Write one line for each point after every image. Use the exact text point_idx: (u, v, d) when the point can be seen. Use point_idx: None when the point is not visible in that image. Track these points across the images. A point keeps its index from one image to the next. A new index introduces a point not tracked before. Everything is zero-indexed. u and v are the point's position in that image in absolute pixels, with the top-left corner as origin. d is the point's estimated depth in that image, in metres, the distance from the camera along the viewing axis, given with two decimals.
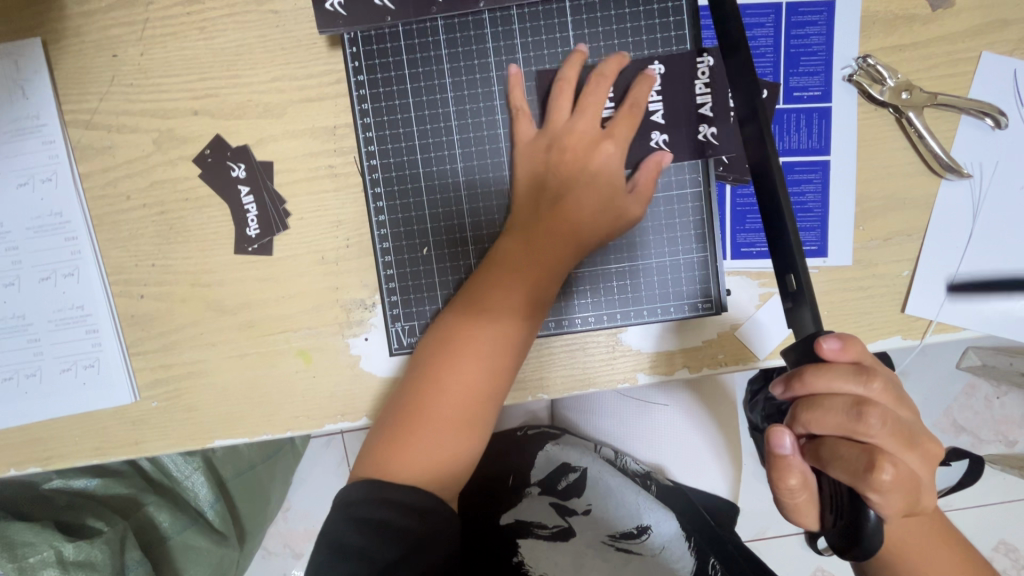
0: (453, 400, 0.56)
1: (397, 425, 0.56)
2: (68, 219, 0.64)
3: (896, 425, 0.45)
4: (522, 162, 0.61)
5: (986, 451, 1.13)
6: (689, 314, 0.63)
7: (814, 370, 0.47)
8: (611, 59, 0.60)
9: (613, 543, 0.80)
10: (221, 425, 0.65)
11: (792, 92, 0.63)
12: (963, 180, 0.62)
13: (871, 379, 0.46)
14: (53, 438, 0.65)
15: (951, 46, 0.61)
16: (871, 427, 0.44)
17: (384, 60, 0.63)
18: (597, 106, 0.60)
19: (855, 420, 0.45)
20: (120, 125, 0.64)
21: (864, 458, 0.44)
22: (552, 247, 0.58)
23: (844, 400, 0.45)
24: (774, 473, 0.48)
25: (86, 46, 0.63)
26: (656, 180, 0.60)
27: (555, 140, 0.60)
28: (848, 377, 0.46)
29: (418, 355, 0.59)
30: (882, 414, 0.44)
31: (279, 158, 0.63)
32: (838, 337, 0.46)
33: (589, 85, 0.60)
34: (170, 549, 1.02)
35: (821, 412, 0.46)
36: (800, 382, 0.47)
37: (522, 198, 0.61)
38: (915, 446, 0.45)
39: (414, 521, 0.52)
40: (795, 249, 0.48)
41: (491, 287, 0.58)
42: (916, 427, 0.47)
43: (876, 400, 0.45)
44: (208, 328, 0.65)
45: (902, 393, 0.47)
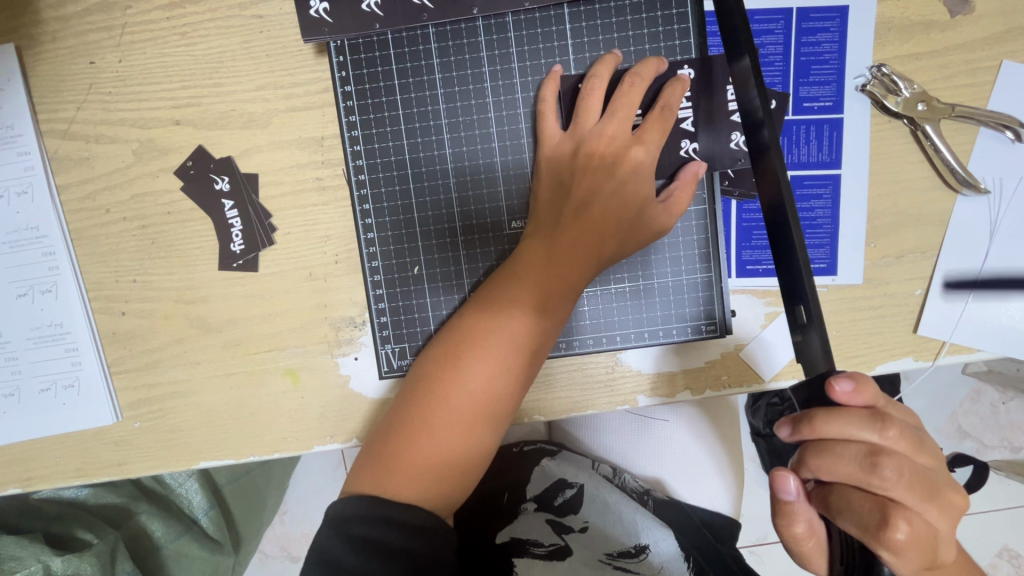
0: (469, 396, 0.53)
1: (411, 417, 0.53)
2: (45, 233, 0.61)
3: (913, 477, 0.42)
4: (545, 163, 0.58)
5: (989, 458, 1.09)
6: (692, 337, 0.60)
7: (825, 414, 0.44)
8: (647, 61, 0.57)
9: (611, 561, 0.79)
10: (206, 446, 0.63)
11: (801, 103, 0.60)
12: (981, 196, 0.59)
13: (887, 426, 0.43)
14: (31, 460, 0.63)
15: (970, 54, 0.58)
16: (887, 480, 0.42)
17: (373, 70, 0.60)
18: (631, 109, 0.56)
19: (869, 472, 0.42)
20: (99, 136, 0.61)
21: (876, 512, 0.42)
22: (574, 242, 0.55)
23: (856, 449, 0.43)
24: (779, 519, 0.46)
25: (62, 53, 0.60)
26: (691, 192, 0.57)
27: (582, 142, 0.56)
28: (863, 423, 0.43)
29: (438, 348, 0.56)
30: (899, 466, 0.42)
31: (264, 171, 0.61)
32: (850, 378, 0.43)
33: (623, 86, 0.56)
34: (164, 558, 0.98)
35: (831, 459, 0.43)
36: (809, 427, 0.44)
37: (548, 187, 0.58)
38: (936, 499, 0.42)
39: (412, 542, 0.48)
40: (801, 267, 0.46)
41: (511, 281, 0.56)
42: (937, 475, 0.44)
43: (893, 450, 0.42)
44: (191, 346, 0.62)
45: (921, 438, 0.45)
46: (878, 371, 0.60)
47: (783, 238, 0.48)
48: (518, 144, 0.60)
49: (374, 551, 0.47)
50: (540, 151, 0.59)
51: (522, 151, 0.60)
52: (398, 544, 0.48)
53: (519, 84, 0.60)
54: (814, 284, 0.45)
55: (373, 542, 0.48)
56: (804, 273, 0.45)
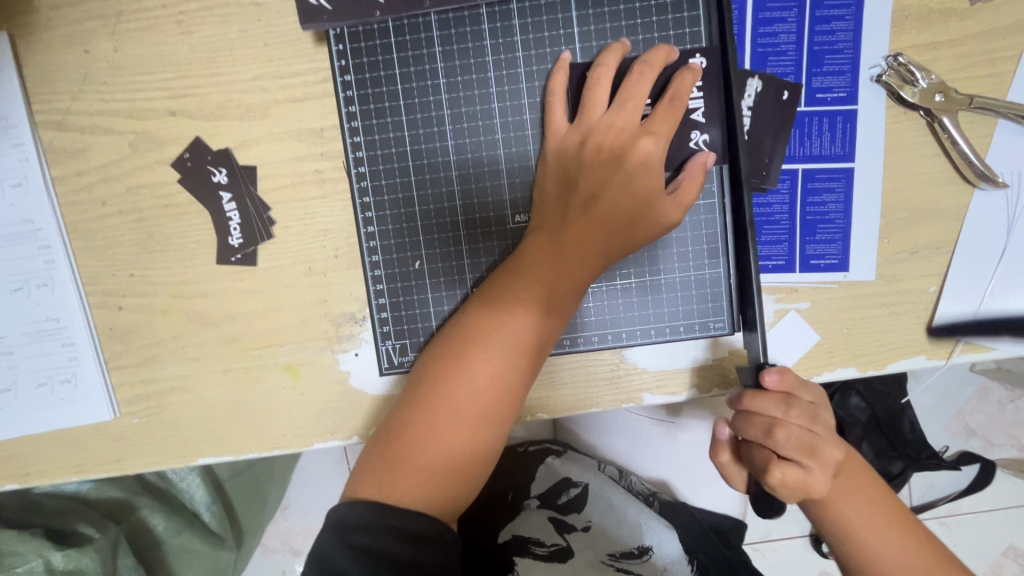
0: (468, 400, 0.52)
1: (408, 422, 0.52)
2: (40, 227, 0.60)
3: (804, 444, 0.48)
4: (551, 157, 0.57)
5: (995, 456, 1.08)
6: (700, 335, 0.59)
7: (752, 393, 0.49)
8: (656, 49, 0.55)
9: (613, 563, 0.77)
10: (205, 443, 0.62)
11: (814, 94, 0.58)
12: (999, 190, 0.57)
13: (793, 406, 0.48)
14: (28, 456, 0.62)
15: (989, 44, 0.56)
16: (779, 445, 0.48)
17: (374, 59, 0.59)
18: (641, 100, 0.54)
19: (767, 437, 0.49)
20: (95, 127, 0.60)
21: (763, 462, 0.49)
22: (576, 241, 0.54)
23: (764, 421, 0.49)
24: (710, 451, 0.56)
25: (56, 42, 0.59)
26: (700, 184, 0.55)
27: (589, 134, 0.55)
28: (774, 403, 0.48)
29: (435, 351, 0.55)
30: (791, 435, 0.48)
31: (262, 163, 0.59)
32: (778, 371, 0.48)
33: (632, 76, 0.55)
34: (166, 552, 0.97)
35: (744, 423, 0.50)
36: (735, 399, 0.50)
37: (551, 185, 0.56)
38: (822, 460, 0.48)
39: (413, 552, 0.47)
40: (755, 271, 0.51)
41: (511, 281, 0.54)
42: (830, 441, 0.49)
43: (792, 423, 0.48)
44: (189, 341, 0.61)
45: (823, 411, 0.50)
46: (890, 369, 0.59)
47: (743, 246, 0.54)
48: (523, 136, 0.59)
49: (378, 560, 0.46)
50: (545, 144, 0.57)
51: (527, 144, 0.59)
52: (402, 553, 0.47)
53: (524, 74, 0.58)
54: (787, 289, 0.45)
55: (375, 552, 0.46)
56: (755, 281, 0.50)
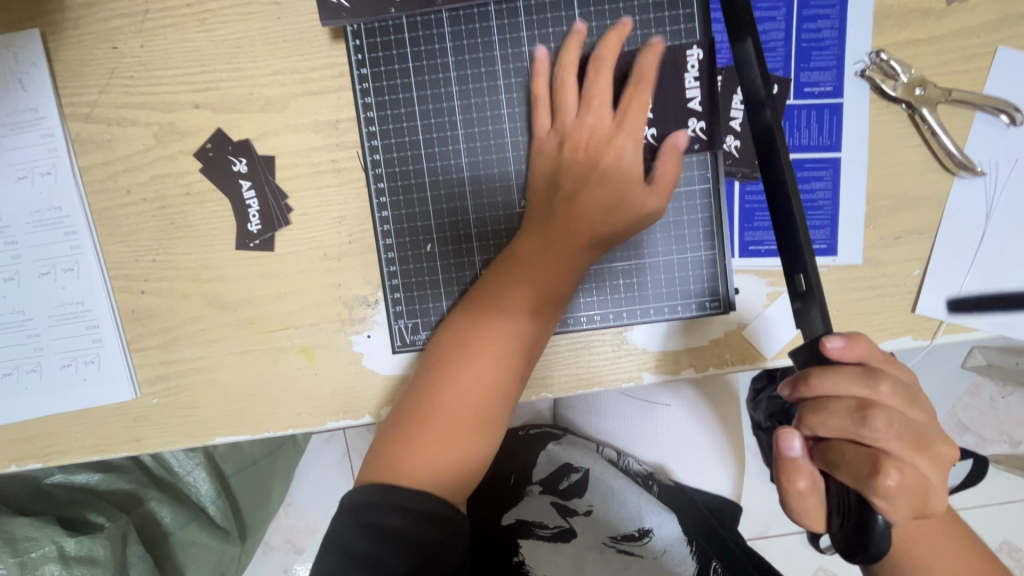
0: (472, 388, 0.54)
1: (417, 413, 0.54)
2: (68, 214, 0.63)
3: (903, 429, 0.44)
4: (537, 158, 0.60)
5: (990, 452, 1.11)
6: (697, 314, 0.62)
7: (820, 372, 0.46)
8: (608, 40, 0.59)
9: (614, 544, 0.81)
10: (223, 423, 0.64)
11: (803, 87, 0.61)
12: (977, 178, 0.60)
13: (879, 383, 0.45)
14: (51, 435, 0.65)
15: (966, 41, 0.60)
16: (877, 430, 0.44)
17: (388, 53, 0.62)
18: (606, 98, 0.59)
19: (860, 424, 0.44)
20: (121, 119, 0.63)
21: (868, 462, 0.43)
22: (566, 239, 0.57)
23: (848, 403, 0.45)
24: (783, 475, 0.47)
25: (85, 38, 0.62)
26: (677, 164, 0.59)
27: (566, 136, 0.59)
28: (855, 380, 0.45)
29: (438, 344, 0.57)
30: (888, 418, 0.44)
31: (280, 153, 0.62)
32: (843, 336, 0.46)
33: (591, 74, 0.59)
34: (172, 544, 1.01)
35: (825, 413, 0.46)
36: (804, 384, 0.47)
37: (538, 187, 0.60)
38: (925, 450, 0.44)
39: (426, 528, 0.50)
40: (801, 235, 0.47)
41: (512, 278, 0.57)
42: (927, 430, 0.46)
43: (883, 403, 0.45)
44: (209, 324, 0.64)
45: (912, 393, 0.47)
46: (878, 350, 0.62)
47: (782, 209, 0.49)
48: (528, 126, 0.62)
49: (391, 539, 0.49)
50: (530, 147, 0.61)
51: (532, 133, 0.62)
52: (413, 532, 0.49)
53: (528, 67, 0.62)
54: (815, 257, 0.46)
55: (386, 529, 0.49)
56: (804, 245, 0.47)
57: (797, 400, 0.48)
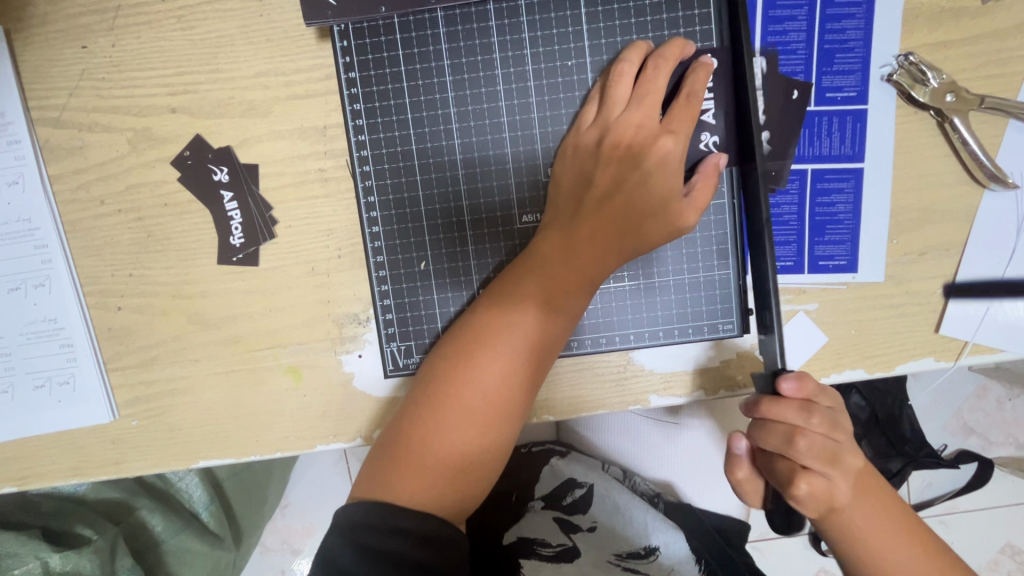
0: (480, 403, 0.51)
1: (420, 426, 0.51)
2: (38, 226, 0.59)
3: (824, 451, 0.47)
4: (567, 154, 0.56)
5: (994, 454, 1.08)
6: (708, 336, 0.58)
7: (770, 400, 0.48)
8: (672, 42, 0.55)
9: (620, 562, 0.77)
10: (206, 445, 0.61)
11: (824, 93, 0.57)
12: (1009, 190, 0.56)
13: (814, 414, 0.47)
14: (26, 459, 0.61)
15: (1000, 43, 0.56)
16: (800, 452, 0.47)
17: (378, 56, 0.58)
18: (658, 95, 0.54)
19: (786, 446, 0.47)
20: (92, 124, 0.59)
21: (787, 475, 0.48)
22: (588, 242, 0.53)
23: (782, 428, 0.48)
24: (726, 466, 0.54)
25: (53, 37, 0.58)
26: (714, 186, 0.54)
27: (606, 132, 0.54)
28: (793, 412, 0.47)
29: (448, 351, 0.53)
30: (811, 442, 0.47)
31: (264, 162, 0.58)
32: (792, 376, 0.47)
33: (647, 71, 0.54)
34: (165, 553, 0.96)
35: (762, 433, 0.49)
36: (755, 409, 0.49)
37: (567, 185, 0.56)
38: (843, 467, 0.47)
39: (428, 554, 0.46)
40: (767, 274, 0.46)
41: (526, 284, 0.53)
42: (850, 448, 0.48)
43: (813, 430, 0.47)
44: (190, 342, 0.61)
45: (841, 417, 0.49)
46: (898, 371, 0.59)
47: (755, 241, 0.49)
48: (530, 135, 0.58)
49: (387, 560, 0.45)
50: (565, 142, 0.57)
51: (535, 142, 0.58)
52: (412, 556, 0.46)
53: (532, 72, 0.58)
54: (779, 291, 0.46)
55: (384, 555, 0.46)
56: (770, 278, 0.46)
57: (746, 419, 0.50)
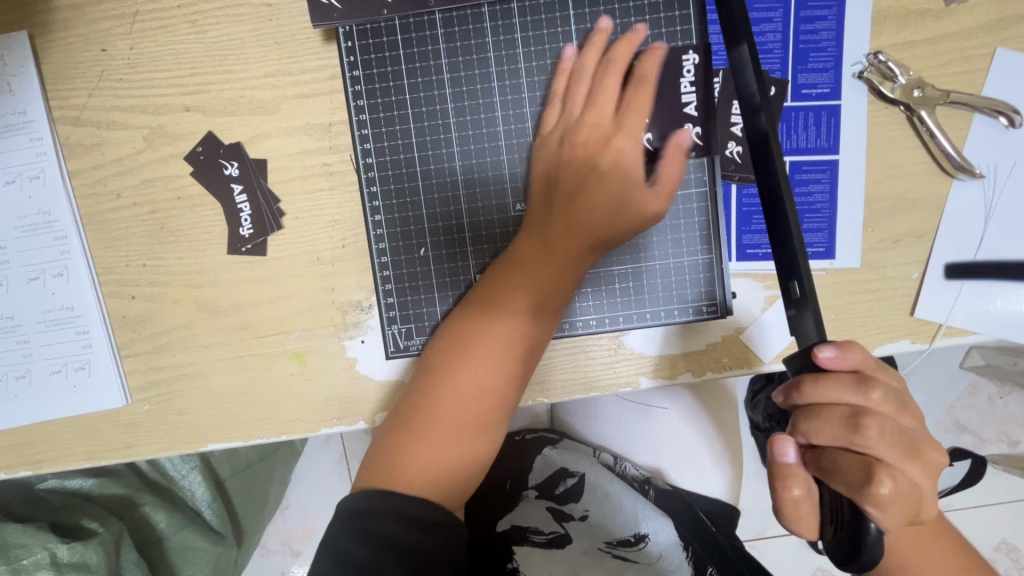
0: (471, 393, 0.54)
1: (414, 418, 0.54)
2: (57, 219, 0.62)
3: (896, 436, 0.43)
4: (537, 155, 0.60)
5: (987, 451, 1.10)
6: (693, 318, 0.61)
7: (812, 381, 0.45)
8: (620, 42, 0.58)
9: (610, 549, 0.79)
10: (215, 429, 0.64)
11: (800, 90, 0.61)
12: (975, 180, 0.60)
13: (873, 391, 0.44)
14: (41, 442, 0.64)
15: (965, 43, 0.59)
16: (869, 438, 0.43)
17: (380, 55, 0.61)
18: (608, 95, 0.58)
19: (853, 432, 0.43)
20: (110, 122, 0.62)
21: (863, 473, 0.42)
22: (565, 239, 0.56)
23: (842, 411, 0.44)
24: (777, 484, 0.45)
25: (74, 40, 0.61)
26: (681, 163, 0.57)
27: (566, 133, 0.58)
28: (849, 387, 0.44)
29: (438, 347, 0.56)
30: (881, 425, 0.43)
31: (272, 156, 0.62)
32: (835, 346, 0.45)
33: (598, 75, 0.58)
34: (167, 549, 0.98)
35: (818, 422, 0.44)
36: (797, 392, 0.46)
37: (536, 186, 0.59)
38: (915, 456, 0.43)
39: (422, 538, 0.49)
40: (795, 240, 0.46)
41: (511, 281, 0.56)
42: (918, 436, 0.45)
43: (876, 411, 0.44)
44: (201, 330, 0.63)
45: (903, 400, 0.46)
46: (876, 353, 0.61)
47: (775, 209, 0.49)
48: (523, 128, 0.62)
49: (386, 546, 0.47)
50: (536, 144, 0.60)
51: (527, 135, 0.62)
52: (409, 542, 0.48)
53: (524, 70, 0.61)
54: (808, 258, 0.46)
55: (382, 537, 0.48)
56: (797, 245, 0.46)
57: (790, 407, 0.47)
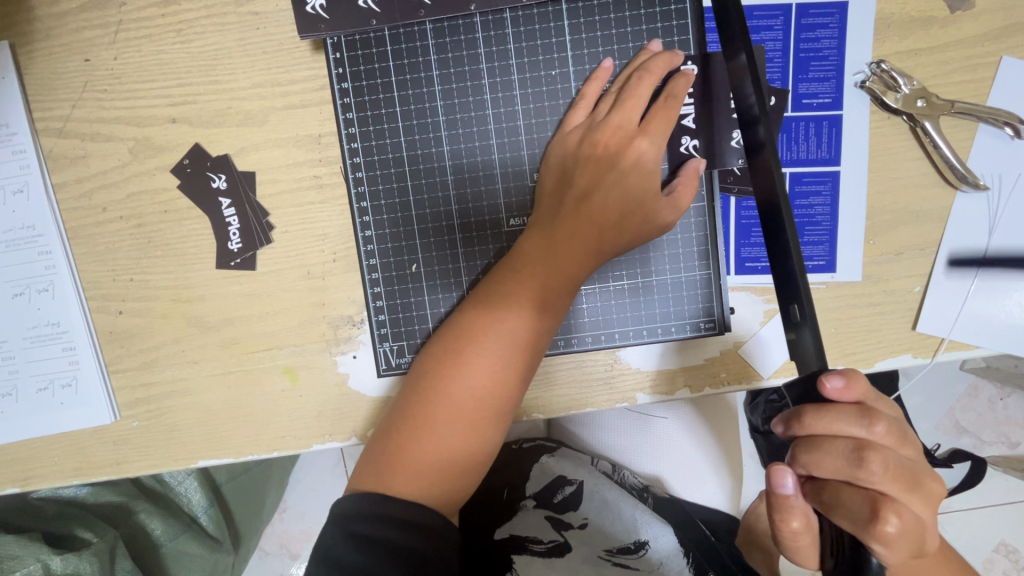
0: (472, 398, 0.52)
1: (414, 417, 0.52)
2: (41, 233, 0.61)
3: (899, 471, 0.42)
4: (553, 153, 0.58)
5: (987, 454, 1.09)
6: (691, 334, 0.60)
7: (814, 411, 0.44)
8: (661, 54, 0.57)
9: (610, 557, 0.78)
10: (206, 446, 0.62)
11: (801, 99, 0.59)
12: (979, 192, 0.58)
13: (877, 423, 0.42)
14: (29, 459, 0.63)
15: (969, 51, 0.58)
16: (874, 474, 0.41)
17: (370, 67, 0.60)
18: (639, 102, 0.56)
19: (857, 468, 0.42)
20: (95, 134, 0.61)
21: (866, 507, 0.41)
22: (571, 240, 0.54)
23: (844, 444, 0.42)
24: (777, 515, 0.45)
25: (57, 50, 0.60)
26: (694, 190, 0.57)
27: (588, 134, 0.56)
28: (851, 420, 0.43)
29: (443, 345, 0.54)
30: (885, 460, 0.41)
31: (261, 169, 0.60)
32: (842, 375, 0.43)
33: (631, 80, 0.57)
34: (162, 556, 0.97)
35: (819, 455, 0.43)
36: (797, 422, 0.44)
37: (551, 185, 0.58)
38: (918, 489, 0.42)
39: (418, 541, 0.47)
40: (794, 264, 0.45)
41: (516, 279, 0.54)
42: (920, 468, 0.44)
43: (879, 444, 0.42)
44: (190, 345, 0.62)
45: (905, 430, 0.44)
46: (876, 368, 0.60)
47: (777, 240, 0.47)
48: (516, 141, 0.60)
49: (379, 547, 0.46)
50: (550, 145, 0.59)
51: (521, 148, 0.60)
52: (402, 543, 0.47)
53: (517, 81, 0.60)
54: (809, 283, 0.45)
55: (372, 539, 0.47)
56: (799, 276, 0.44)
57: (791, 438, 0.45)
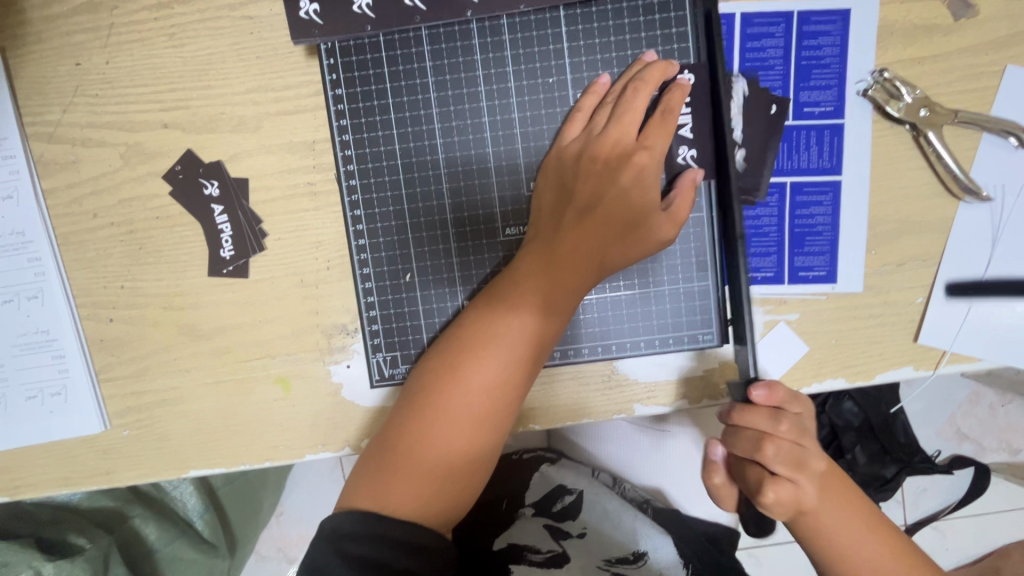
0: (468, 415, 0.51)
1: (410, 435, 0.51)
2: (31, 239, 0.60)
3: (793, 458, 0.48)
4: (551, 166, 0.57)
5: (989, 460, 1.07)
6: (689, 347, 0.59)
7: (740, 409, 0.50)
8: (657, 66, 0.56)
9: (608, 568, 0.77)
10: (197, 455, 0.62)
11: (802, 107, 0.59)
12: (982, 203, 0.58)
13: (783, 421, 0.48)
14: (19, 468, 0.62)
15: (974, 59, 0.57)
16: (769, 460, 0.48)
17: (364, 73, 0.59)
18: (636, 115, 0.55)
19: (756, 453, 0.49)
20: (86, 139, 0.60)
21: (756, 480, 0.49)
22: (570, 254, 0.53)
23: (752, 435, 0.49)
24: (704, 473, 0.56)
25: (47, 54, 0.59)
26: (691, 201, 0.56)
27: (586, 147, 0.56)
28: (763, 418, 0.49)
29: (437, 361, 0.54)
30: (780, 450, 0.48)
31: (254, 175, 0.59)
32: (765, 385, 0.49)
33: (627, 93, 0.56)
34: (158, 562, 0.95)
35: (735, 440, 0.50)
36: (726, 416, 0.51)
37: (549, 198, 0.57)
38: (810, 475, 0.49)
39: (414, 561, 0.46)
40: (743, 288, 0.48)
41: (514, 294, 0.53)
42: (818, 456, 0.50)
43: (781, 437, 0.48)
44: (181, 354, 0.61)
45: (809, 427, 0.50)
46: (877, 380, 0.59)
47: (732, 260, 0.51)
48: (513, 149, 0.59)
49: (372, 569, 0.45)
50: (548, 158, 0.58)
51: (517, 157, 0.59)
52: (397, 565, 0.46)
53: (514, 89, 0.59)
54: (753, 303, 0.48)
55: (366, 561, 0.46)
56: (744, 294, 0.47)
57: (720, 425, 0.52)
